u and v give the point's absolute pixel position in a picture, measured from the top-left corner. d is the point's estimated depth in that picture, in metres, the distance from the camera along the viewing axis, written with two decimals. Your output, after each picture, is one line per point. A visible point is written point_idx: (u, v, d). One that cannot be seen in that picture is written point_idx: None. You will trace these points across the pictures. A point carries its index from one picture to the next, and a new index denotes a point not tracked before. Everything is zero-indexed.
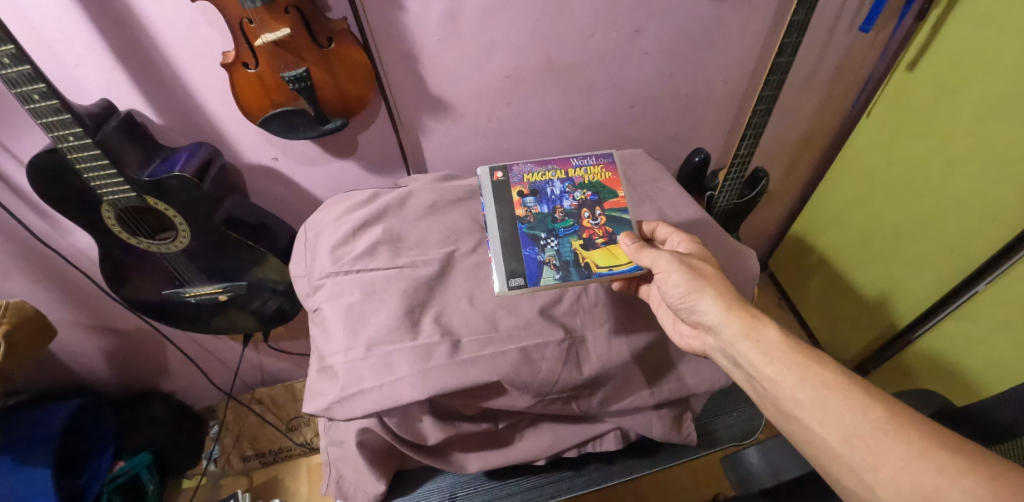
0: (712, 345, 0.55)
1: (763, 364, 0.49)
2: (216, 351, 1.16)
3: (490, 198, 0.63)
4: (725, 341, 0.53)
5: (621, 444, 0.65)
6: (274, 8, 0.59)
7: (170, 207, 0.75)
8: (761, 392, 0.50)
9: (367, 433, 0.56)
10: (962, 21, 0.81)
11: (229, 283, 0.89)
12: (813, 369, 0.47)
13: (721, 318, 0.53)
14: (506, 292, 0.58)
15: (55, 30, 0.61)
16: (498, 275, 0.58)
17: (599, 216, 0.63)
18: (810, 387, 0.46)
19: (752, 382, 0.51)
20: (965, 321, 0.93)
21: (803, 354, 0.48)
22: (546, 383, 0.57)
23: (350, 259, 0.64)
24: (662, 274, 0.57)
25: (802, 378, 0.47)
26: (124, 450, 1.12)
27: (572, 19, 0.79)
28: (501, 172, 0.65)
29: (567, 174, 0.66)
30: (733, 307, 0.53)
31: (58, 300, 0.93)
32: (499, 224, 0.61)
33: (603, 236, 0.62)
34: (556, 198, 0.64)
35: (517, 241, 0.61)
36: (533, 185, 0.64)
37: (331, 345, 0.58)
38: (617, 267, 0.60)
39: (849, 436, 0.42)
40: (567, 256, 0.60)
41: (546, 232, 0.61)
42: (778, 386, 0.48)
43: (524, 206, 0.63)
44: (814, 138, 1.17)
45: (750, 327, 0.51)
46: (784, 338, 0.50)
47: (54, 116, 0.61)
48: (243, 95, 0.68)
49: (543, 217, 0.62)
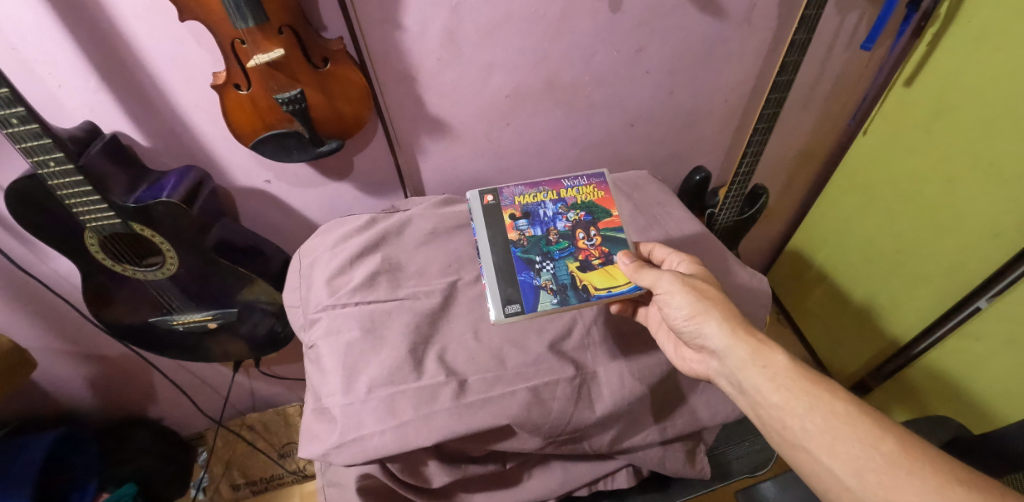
0: (715, 370, 0.53)
1: (769, 391, 0.47)
2: (205, 376, 1.12)
3: (482, 222, 0.61)
4: (729, 367, 0.50)
5: (633, 482, 0.63)
6: (268, 29, 0.57)
7: (157, 234, 0.72)
8: (766, 420, 0.47)
9: (367, 479, 0.52)
10: (958, 39, 0.81)
11: (219, 309, 0.86)
12: (822, 398, 0.44)
13: (726, 341, 0.50)
14: (503, 320, 0.56)
15: (37, 51, 0.59)
16: (494, 303, 0.56)
17: (594, 236, 0.61)
18: (818, 416, 0.43)
19: (757, 408, 0.48)
20: (968, 337, 0.92)
21: (812, 382, 0.46)
22: (558, 424, 0.54)
23: (348, 291, 0.61)
24: (662, 295, 0.55)
25: (811, 407, 0.44)
26: (109, 480, 1.05)
27: (573, 37, 0.78)
28: (492, 195, 0.63)
29: (558, 195, 0.64)
30: (738, 331, 0.50)
31: (38, 328, 0.89)
32: (492, 249, 0.59)
33: (599, 257, 0.60)
34: (549, 219, 0.62)
35: (512, 266, 0.58)
36: (525, 207, 0.62)
37: (328, 386, 0.55)
38: (616, 288, 0.58)
39: (858, 469, 0.40)
40: (564, 279, 0.58)
41: (542, 255, 0.59)
42: (785, 414, 0.45)
43: (517, 229, 0.60)
44: (812, 155, 1.17)
45: (757, 352, 0.49)
46: (791, 364, 0.47)
47: (34, 140, 0.58)
48: (233, 117, 0.66)
49: (536, 239, 0.60)
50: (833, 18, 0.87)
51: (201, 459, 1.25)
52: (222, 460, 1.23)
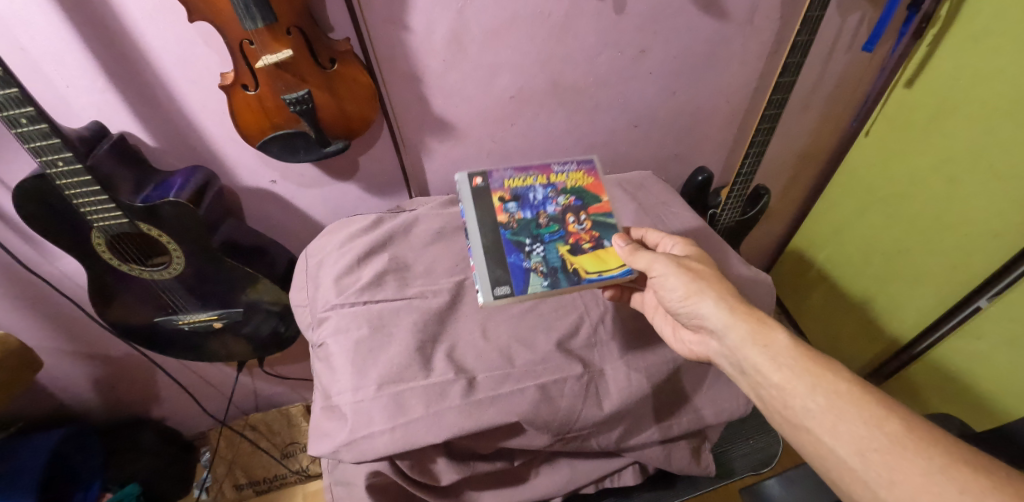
0: (714, 349, 0.54)
1: (771, 371, 0.47)
2: (208, 376, 1.12)
3: (471, 204, 0.61)
4: (729, 346, 0.51)
5: (639, 479, 0.63)
6: (276, 30, 0.57)
7: (164, 233, 0.72)
8: (768, 401, 0.48)
9: (378, 476, 0.53)
10: (959, 40, 0.82)
11: (224, 309, 0.86)
12: (824, 377, 0.45)
13: (725, 320, 0.51)
14: (492, 302, 0.55)
15: (46, 52, 0.59)
16: (483, 284, 0.55)
17: (583, 219, 0.62)
18: (821, 396, 0.44)
19: (757, 389, 0.49)
20: (970, 337, 0.93)
21: (814, 362, 0.46)
22: (566, 421, 0.54)
23: (355, 290, 0.62)
24: (657, 277, 0.57)
25: (813, 386, 0.44)
26: (111, 481, 1.06)
27: (578, 39, 0.78)
28: (481, 178, 0.63)
29: (548, 179, 0.65)
30: (737, 310, 0.51)
31: (42, 328, 0.89)
32: (481, 231, 0.59)
33: (590, 239, 0.60)
34: (539, 203, 0.62)
35: (502, 249, 0.58)
36: (515, 190, 0.62)
37: (337, 383, 0.55)
38: (606, 272, 0.58)
39: (862, 449, 0.40)
40: (554, 262, 0.58)
41: (532, 237, 0.59)
42: (787, 394, 0.46)
43: (506, 212, 0.60)
44: (812, 155, 1.18)
45: (757, 330, 0.49)
46: (794, 344, 0.48)
47: (43, 140, 0.58)
48: (242, 118, 0.66)
49: (526, 222, 0.60)
50: (835, 20, 0.88)
51: (204, 459, 1.25)
52: (225, 460, 1.22)
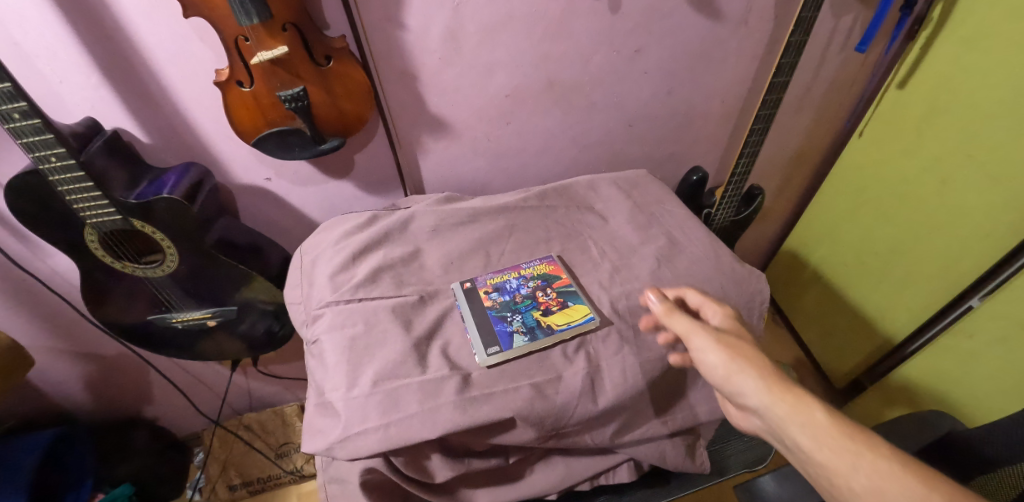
0: (765, 431, 0.46)
1: (815, 454, 0.39)
2: (201, 375, 1.11)
3: (463, 299, 0.64)
4: (774, 428, 0.43)
5: (634, 476, 0.63)
6: (271, 25, 0.57)
7: (157, 231, 0.71)
8: (822, 487, 0.40)
9: (372, 472, 0.52)
10: (951, 41, 0.83)
11: (218, 307, 0.85)
12: (875, 460, 0.37)
13: (762, 399, 0.43)
14: (487, 360, 0.57)
15: (39, 46, 0.59)
16: (476, 347, 0.58)
17: (551, 291, 0.66)
18: (871, 483, 0.36)
19: (810, 475, 0.40)
20: (961, 336, 0.92)
21: (860, 440, 0.38)
22: (560, 418, 0.54)
23: (351, 287, 0.63)
24: (695, 351, 0.50)
25: (863, 472, 0.36)
26: (105, 481, 1.04)
27: (573, 38, 0.79)
28: (469, 280, 0.67)
29: (519, 272, 0.69)
30: (775, 387, 0.43)
31: (34, 326, 0.89)
32: (473, 312, 0.63)
33: (557, 304, 0.64)
34: (514, 288, 0.67)
35: (488, 321, 0.62)
36: (495, 283, 0.67)
37: (330, 380, 0.55)
38: (575, 322, 0.61)
39: None
40: (531, 322, 0.62)
41: (511, 311, 0.64)
42: (836, 483, 0.38)
43: (489, 297, 0.65)
44: (807, 156, 1.18)
45: (797, 409, 0.41)
46: (836, 421, 0.40)
47: (36, 136, 0.57)
48: (236, 114, 0.66)
49: (506, 302, 0.65)
50: (829, 21, 0.88)
51: (197, 459, 1.23)
52: (219, 460, 1.21)
